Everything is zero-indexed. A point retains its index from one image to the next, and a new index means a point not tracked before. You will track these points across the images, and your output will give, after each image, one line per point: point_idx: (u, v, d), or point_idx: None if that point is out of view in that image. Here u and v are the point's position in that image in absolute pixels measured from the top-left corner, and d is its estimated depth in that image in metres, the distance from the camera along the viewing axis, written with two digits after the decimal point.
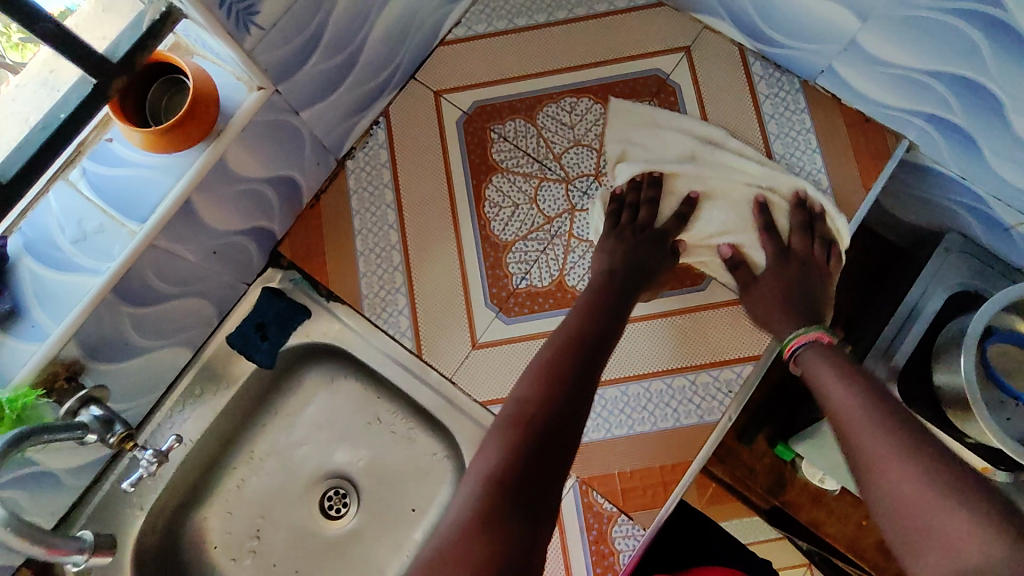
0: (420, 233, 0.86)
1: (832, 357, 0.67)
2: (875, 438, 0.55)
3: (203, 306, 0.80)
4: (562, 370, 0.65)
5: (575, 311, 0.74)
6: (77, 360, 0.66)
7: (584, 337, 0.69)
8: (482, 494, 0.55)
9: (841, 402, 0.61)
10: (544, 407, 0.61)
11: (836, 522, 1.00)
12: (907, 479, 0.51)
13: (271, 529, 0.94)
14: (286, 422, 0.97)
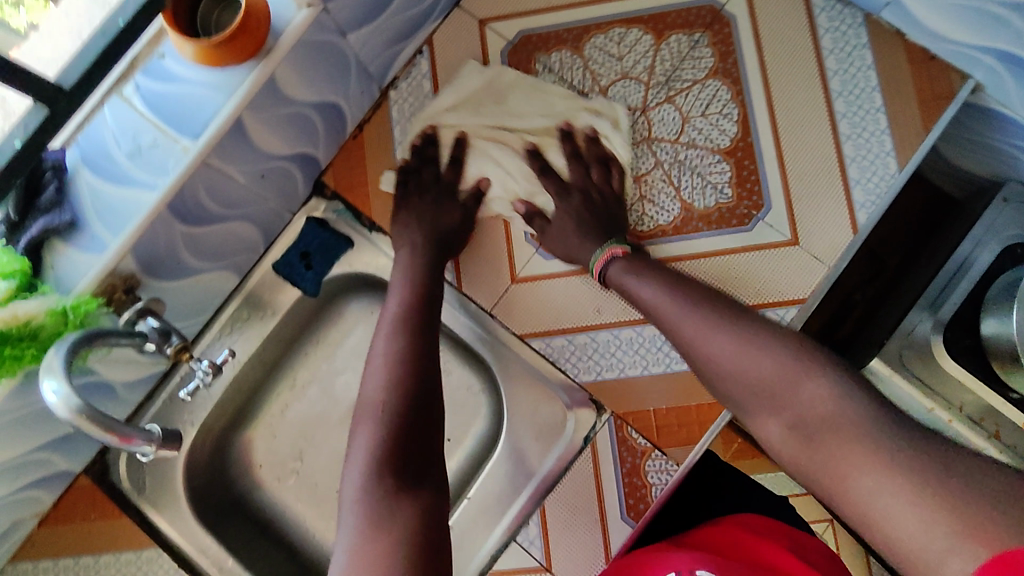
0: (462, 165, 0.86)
1: (638, 263, 0.71)
2: (702, 332, 0.59)
3: (250, 231, 0.82)
4: (417, 349, 0.68)
5: (399, 290, 0.76)
6: (133, 274, 0.68)
7: (421, 313, 0.72)
8: (363, 496, 0.56)
9: (655, 302, 0.65)
10: (400, 387, 0.64)
11: None
12: (729, 351, 0.57)
13: (312, 452, 0.98)
14: (326, 352, 0.99)
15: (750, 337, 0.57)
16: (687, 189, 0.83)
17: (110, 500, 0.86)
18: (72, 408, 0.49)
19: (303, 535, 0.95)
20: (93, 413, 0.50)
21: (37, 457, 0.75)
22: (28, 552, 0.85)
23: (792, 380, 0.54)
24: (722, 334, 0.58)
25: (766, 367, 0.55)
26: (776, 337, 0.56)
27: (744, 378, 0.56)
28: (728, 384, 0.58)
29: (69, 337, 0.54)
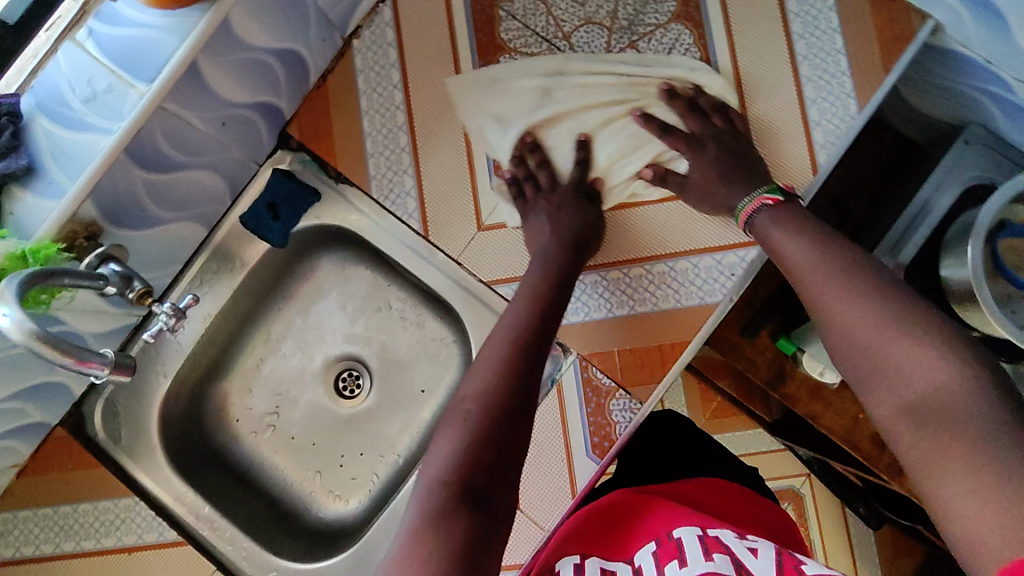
0: (426, 115, 0.86)
1: (790, 212, 0.67)
2: (829, 283, 0.56)
3: (216, 181, 0.82)
4: (526, 359, 0.64)
5: (527, 298, 0.72)
6: (94, 222, 0.68)
7: (538, 323, 0.68)
8: (433, 495, 0.53)
9: (791, 263, 0.61)
10: (503, 395, 0.60)
11: (835, 416, 0.99)
12: (870, 314, 0.52)
13: (289, 405, 1.00)
14: (300, 306, 1.01)
15: (891, 298, 0.52)
16: None
17: (87, 451, 0.87)
18: (24, 329, 0.49)
19: (281, 484, 0.97)
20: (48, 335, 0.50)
21: (10, 406, 0.76)
22: (6, 503, 0.86)
23: (917, 361, 0.49)
24: (846, 294, 0.54)
25: (908, 351, 0.49)
26: (907, 305, 0.50)
27: (852, 343, 0.53)
28: (833, 336, 0.55)
29: (22, 273, 0.53)
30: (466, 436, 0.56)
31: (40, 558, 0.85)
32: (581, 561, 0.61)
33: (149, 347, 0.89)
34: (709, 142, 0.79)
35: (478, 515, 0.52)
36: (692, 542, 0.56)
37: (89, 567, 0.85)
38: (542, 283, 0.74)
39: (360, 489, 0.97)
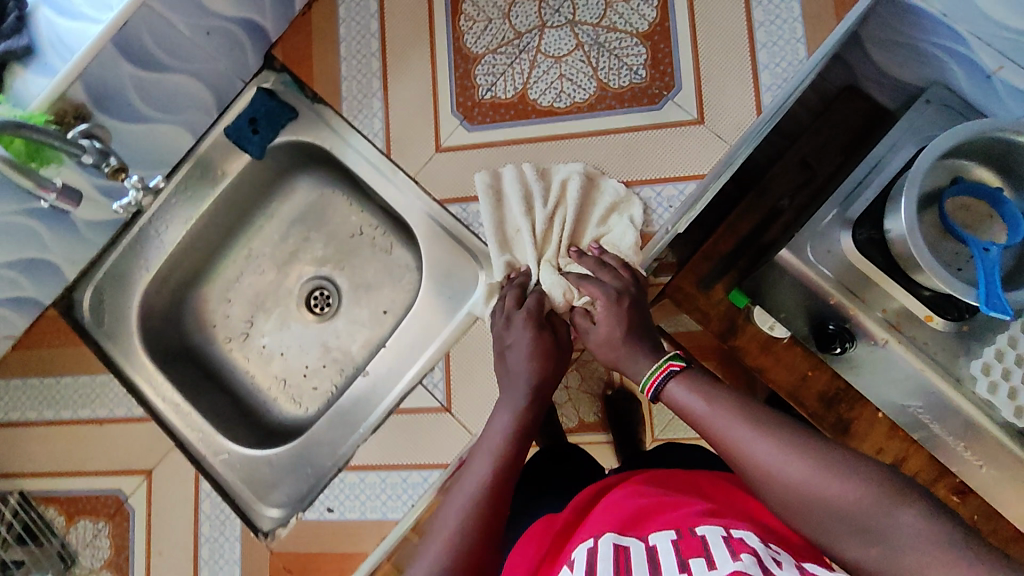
0: (398, 44, 0.92)
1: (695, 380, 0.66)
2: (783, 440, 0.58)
3: (202, 92, 0.91)
4: (503, 486, 0.66)
5: (512, 407, 0.73)
6: (84, 105, 0.77)
7: (515, 440, 0.70)
8: None
9: (700, 414, 0.63)
10: (478, 532, 0.61)
11: (783, 370, 1.03)
12: (801, 477, 0.54)
13: (262, 317, 1.08)
14: (279, 225, 1.08)
15: (829, 456, 0.55)
16: (603, 69, 0.88)
17: (73, 332, 0.96)
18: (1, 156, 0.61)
19: (249, 386, 1.05)
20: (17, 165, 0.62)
21: (4, 274, 0.86)
22: (1, 371, 0.96)
23: (854, 493, 0.52)
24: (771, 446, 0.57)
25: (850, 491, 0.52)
26: (851, 463, 0.54)
27: (794, 493, 0.54)
28: (772, 496, 0.56)
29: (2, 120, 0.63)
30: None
31: (25, 423, 0.94)
32: (593, 543, 0.58)
33: (136, 244, 0.98)
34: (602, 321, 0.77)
35: None
36: (716, 544, 0.53)
37: (66, 433, 0.94)
38: (531, 378, 0.75)
39: (319, 398, 1.04)
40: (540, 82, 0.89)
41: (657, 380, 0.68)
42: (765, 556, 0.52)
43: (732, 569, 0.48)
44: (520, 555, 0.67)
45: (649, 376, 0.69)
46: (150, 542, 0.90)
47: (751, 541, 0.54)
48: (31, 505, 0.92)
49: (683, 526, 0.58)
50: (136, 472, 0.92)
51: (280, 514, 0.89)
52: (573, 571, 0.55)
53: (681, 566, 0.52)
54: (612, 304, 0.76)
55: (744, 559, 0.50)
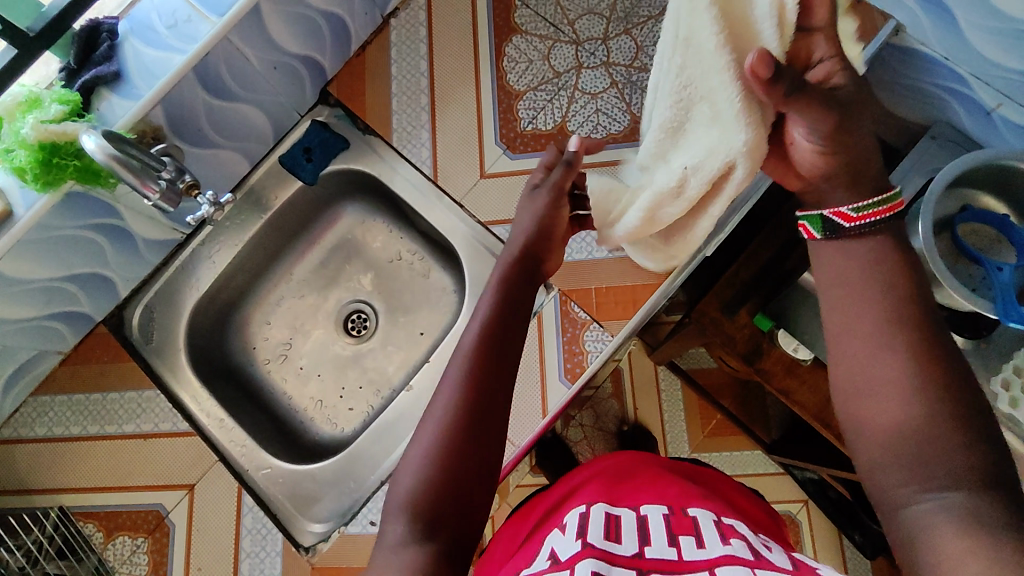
0: (445, 81, 1.00)
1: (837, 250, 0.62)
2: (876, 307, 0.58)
3: (262, 122, 0.98)
4: (494, 363, 0.62)
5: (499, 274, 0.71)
6: (161, 128, 0.84)
7: (499, 314, 0.66)
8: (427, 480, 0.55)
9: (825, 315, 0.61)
10: (469, 417, 0.58)
11: (807, 392, 0.99)
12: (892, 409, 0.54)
13: (301, 339, 1.11)
14: (321, 251, 1.13)
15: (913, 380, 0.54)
16: (636, 105, 0.96)
17: (122, 347, 0.99)
18: (109, 154, 0.66)
19: (287, 406, 1.07)
20: (123, 161, 0.66)
21: (64, 287, 0.90)
22: (48, 386, 0.98)
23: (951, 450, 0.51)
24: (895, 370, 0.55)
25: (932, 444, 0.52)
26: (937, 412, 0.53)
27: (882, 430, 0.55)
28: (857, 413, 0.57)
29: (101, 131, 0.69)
30: (433, 460, 0.55)
31: (67, 437, 0.95)
32: (586, 510, 0.66)
33: (186, 264, 1.02)
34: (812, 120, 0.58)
35: (447, 527, 0.53)
36: (708, 528, 0.61)
37: (109, 448, 0.94)
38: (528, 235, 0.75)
39: (356, 418, 1.06)
40: (577, 116, 0.96)
41: (880, 215, 0.59)
42: (753, 542, 0.60)
43: (722, 552, 0.56)
44: (505, 534, 0.78)
45: (867, 206, 0.59)
46: (189, 559, 0.89)
47: (742, 529, 0.63)
48: (69, 521, 0.92)
49: (676, 509, 0.66)
50: (179, 487, 0.92)
51: (319, 528, 0.90)
52: (565, 532, 0.62)
53: (672, 540, 0.59)
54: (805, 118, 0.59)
55: (734, 543, 0.58)
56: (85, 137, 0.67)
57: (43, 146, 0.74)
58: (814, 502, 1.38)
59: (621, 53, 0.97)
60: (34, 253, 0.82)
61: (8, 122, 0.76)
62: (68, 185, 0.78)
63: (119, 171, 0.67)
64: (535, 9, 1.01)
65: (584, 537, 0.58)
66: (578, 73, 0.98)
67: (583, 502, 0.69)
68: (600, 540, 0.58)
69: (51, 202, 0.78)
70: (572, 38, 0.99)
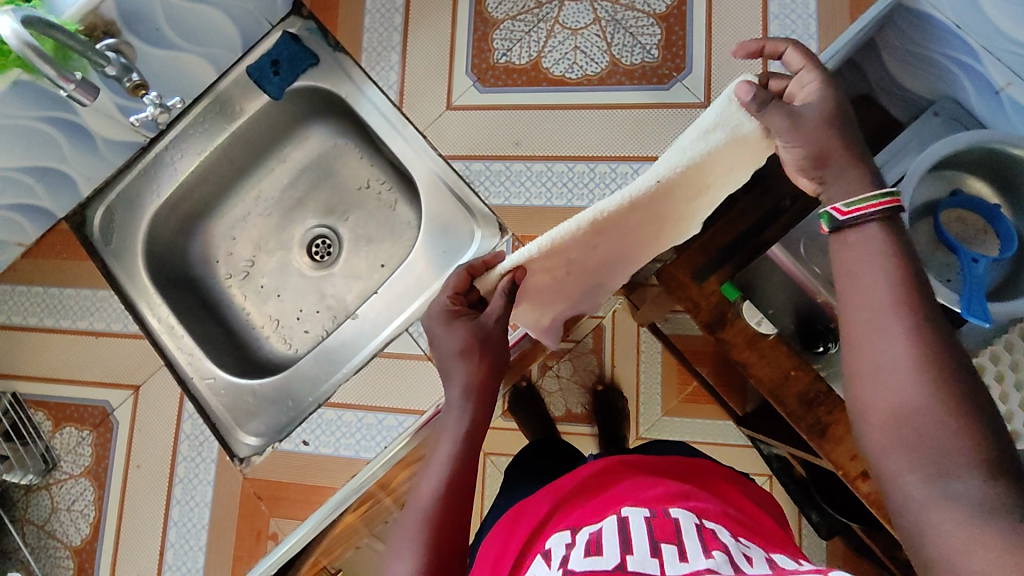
0: (420, 5, 0.96)
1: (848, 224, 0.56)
2: (864, 272, 0.52)
3: (230, 28, 0.95)
4: (462, 481, 0.59)
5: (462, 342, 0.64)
6: (113, 23, 0.81)
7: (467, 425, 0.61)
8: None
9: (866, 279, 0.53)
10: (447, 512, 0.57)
11: (767, 367, 0.92)
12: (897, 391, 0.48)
13: (265, 258, 1.11)
14: (290, 171, 1.11)
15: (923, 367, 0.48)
16: (617, 46, 0.90)
17: (81, 247, 1.00)
18: (22, 40, 0.63)
19: (244, 322, 1.08)
20: (35, 49, 0.63)
21: (20, 180, 0.91)
22: (10, 276, 1.00)
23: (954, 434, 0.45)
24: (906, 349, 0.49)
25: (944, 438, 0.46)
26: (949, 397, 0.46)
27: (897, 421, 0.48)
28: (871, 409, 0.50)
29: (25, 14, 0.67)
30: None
31: (24, 328, 0.98)
32: (570, 536, 0.67)
33: (147, 169, 1.01)
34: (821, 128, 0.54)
35: None
36: (690, 535, 0.61)
37: (62, 342, 0.97)
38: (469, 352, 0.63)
39: (310, 341, 1.07)
40: (554, 52, 0.91)
41: (871, 211, 0.53)
42: (735, 552, 0.60)
43: (705, 565, 0.56)
44: (492, 544, 0.80)
45: (862, 199, 0.53)
46: (129, 455, 0.92)
47: (723, 535, 0.62)
48: (21, 407, 0.95)
49: (657, 509, 0.66)
50: (124, 387, 0.95)
51: (253, 441, 0.89)
52: (548, 561, 0.63)
53: (654, 550, 0.59)
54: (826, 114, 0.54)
55: (716, 556, 0.57)
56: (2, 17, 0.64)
57: None
58: (777, 478, 1.38)
59: None
60: None
61: None
62: (15, 72, 0.77)
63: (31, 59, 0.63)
64: None
65: (564, 566, 0.59)
66: (560, 5, 0.92)
67: (568, 529, 0.70)
68: (581, 563, 0.59)
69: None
70: None
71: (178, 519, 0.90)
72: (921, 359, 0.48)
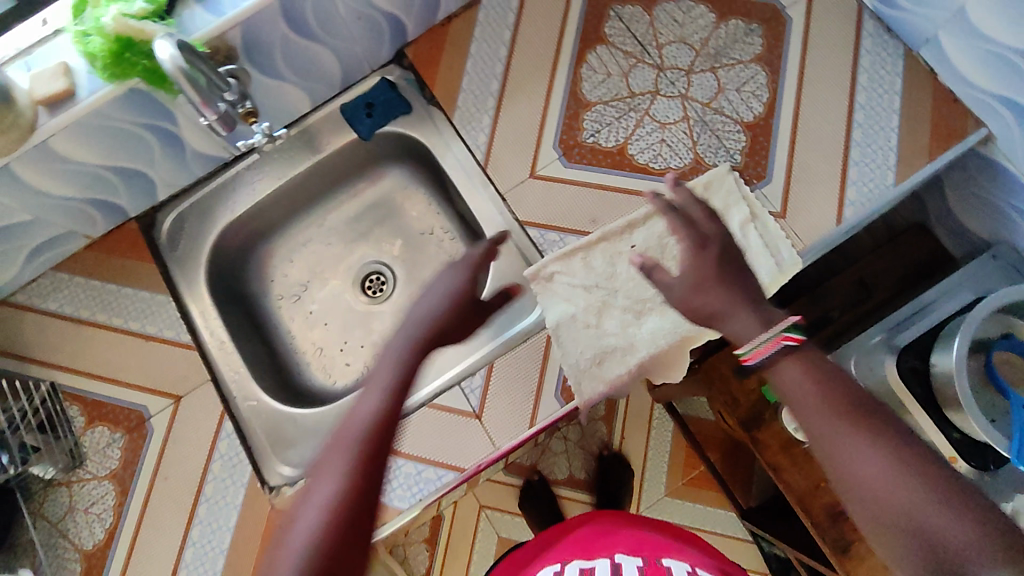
0: (518, 74, 1.00)
1: (809, 355, 0.64)
2: (798, 387, 0.63)
3: (335, 67, 0.99)
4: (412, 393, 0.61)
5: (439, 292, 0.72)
6: (235, 49, 0.85)
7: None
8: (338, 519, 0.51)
9: (793, 386, 0.63)
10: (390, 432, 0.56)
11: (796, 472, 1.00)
12: (878, 472, 0.56)
13: (317, 285, 1.12)
14: (358, 205, 1.14)
15: (928, 477, 0.54)
16: (702, 145, 0.94)
17: (147, 249, 1.02)
18: (176, 65, 0.69)
19: (288, 345, 1.08)
20: (187, 74, 0.70)
21: (105, 176, 0.92)
22: (70, 266, 1.01)
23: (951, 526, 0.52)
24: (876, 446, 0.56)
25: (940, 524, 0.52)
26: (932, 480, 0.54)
27: (883, 511, 0.55)
28: (858, 502, 0.56)
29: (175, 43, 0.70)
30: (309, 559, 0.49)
31: (75, 319, 0.98)
32: (559, 569, 0.73)
33: (227, 184, 1.04)
34: (713, 245, 0.75)
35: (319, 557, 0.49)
36: None
37: (109, 341, 0.97)
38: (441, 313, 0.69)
39: (350, 375, 1.07)
40: (641, 141, 0.95)
41: (764, 351, 0.65)
42: None
43: None
44: None
45: (756, 344, 0.65)
46: (159, 465, 0.91)
47: None
48: (56, 399, 0.95)
49: (649, 558, 0.71)
50: (166, 395, 0.94)
51: (287, 472, 0.91)
52: None
53: None
54: (695, 249, 0.75)
55: None
56: (159, 42, 0.70)
57: (119, 38, 0.76)
58: None
59: (700, 90, 0.96)
60: (87, 136, 0.84)
61: (93, 8, 0.79)
62: (133, 81, 0.80)
63: (180, 83, 0.71)
64: (631, 25, 1.00)
65: None
66: (652, 98, 0.97)
67: (558, 562, 0.76)
68: None
69: (114, 93, 0.80)
70: (654, 61, 0.98)
71: (199, 539, 0.88)
72: (888, 447, 0.56)
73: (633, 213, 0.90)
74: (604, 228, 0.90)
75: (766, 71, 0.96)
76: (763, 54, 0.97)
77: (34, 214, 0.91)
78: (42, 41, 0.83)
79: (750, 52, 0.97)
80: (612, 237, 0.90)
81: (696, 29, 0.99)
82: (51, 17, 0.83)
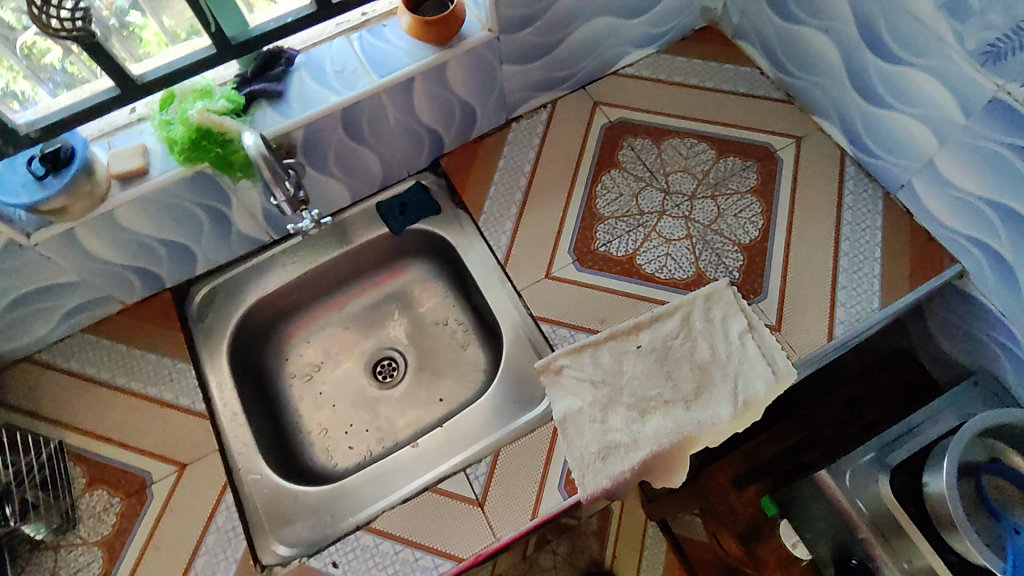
0: (540, 187, 1.12)
1: None
2: None
3: (377, 169, 1.11)
4: None
5: None
6: (294, 145, 0.96)
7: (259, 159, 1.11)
8: None
9: None
10: None
11: None
12: None
13: (331, 366, 1.16)
14: (379, 294, 1.21)
15: None
16: (704, 261, 1.03)
17: (176, 318, 1.07)
18: (258, 149, 0.83)
19: (294, 424, 1.10)
20: (267, 159, 0.84)
21: (153, 248, 1.00)
22: (99, 329, 1.06)
23: None
24: None
25: None
26: None
27: None
28: None
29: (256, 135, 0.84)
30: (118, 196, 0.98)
31: (94, 379, 1.01)
32: None
33: (261, 264, 1.12)
34: None
35: None
36: None
37: (124, 403, 0.99)
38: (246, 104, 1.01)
39: (352, 458, 1.08)
40: (648, 253, 1.04)
41: None
42: None
43: None
44: None
45: None
46: (152, 535, 0.90)
47: None
48: (61, 458, 0.95)
49: None
50: (171, 463, 0.95)
51: (283, 551, 0.90)
52: None
53: None
54: None
55: None
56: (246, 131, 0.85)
57: (199, 128, 0.87)
58: None
59: (703, 213, 1.07)
60: (149, 209, 0.93)
61: (179, 102, 0.91)
62: (202, 164, 0.90)
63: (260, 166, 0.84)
64: (642, 153, 1.14)
65: None
66: (660, 217, 1.07)
67: None
68: None
69: (184, 173, 0.90)
70: (662, 185, 1.10)
71: None
72: None
73: (641, 316, 0.97)
74: (614, 328, 0.96)
75: (762, 201, 1.08)
76: (759, 186, 1.09)
77: (83, 275, 0.97)
78: (128, 126, 0.95)
79: (748, 184, 1.09)
80: (620, 337, 0.96)
81: (700, 161, 1.12)
82: (139, 106, 0.95)
